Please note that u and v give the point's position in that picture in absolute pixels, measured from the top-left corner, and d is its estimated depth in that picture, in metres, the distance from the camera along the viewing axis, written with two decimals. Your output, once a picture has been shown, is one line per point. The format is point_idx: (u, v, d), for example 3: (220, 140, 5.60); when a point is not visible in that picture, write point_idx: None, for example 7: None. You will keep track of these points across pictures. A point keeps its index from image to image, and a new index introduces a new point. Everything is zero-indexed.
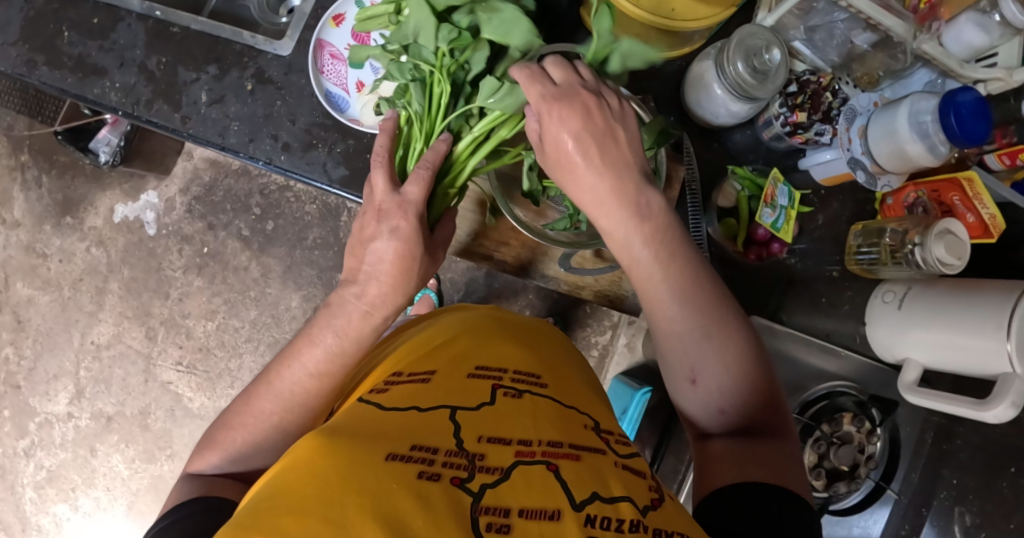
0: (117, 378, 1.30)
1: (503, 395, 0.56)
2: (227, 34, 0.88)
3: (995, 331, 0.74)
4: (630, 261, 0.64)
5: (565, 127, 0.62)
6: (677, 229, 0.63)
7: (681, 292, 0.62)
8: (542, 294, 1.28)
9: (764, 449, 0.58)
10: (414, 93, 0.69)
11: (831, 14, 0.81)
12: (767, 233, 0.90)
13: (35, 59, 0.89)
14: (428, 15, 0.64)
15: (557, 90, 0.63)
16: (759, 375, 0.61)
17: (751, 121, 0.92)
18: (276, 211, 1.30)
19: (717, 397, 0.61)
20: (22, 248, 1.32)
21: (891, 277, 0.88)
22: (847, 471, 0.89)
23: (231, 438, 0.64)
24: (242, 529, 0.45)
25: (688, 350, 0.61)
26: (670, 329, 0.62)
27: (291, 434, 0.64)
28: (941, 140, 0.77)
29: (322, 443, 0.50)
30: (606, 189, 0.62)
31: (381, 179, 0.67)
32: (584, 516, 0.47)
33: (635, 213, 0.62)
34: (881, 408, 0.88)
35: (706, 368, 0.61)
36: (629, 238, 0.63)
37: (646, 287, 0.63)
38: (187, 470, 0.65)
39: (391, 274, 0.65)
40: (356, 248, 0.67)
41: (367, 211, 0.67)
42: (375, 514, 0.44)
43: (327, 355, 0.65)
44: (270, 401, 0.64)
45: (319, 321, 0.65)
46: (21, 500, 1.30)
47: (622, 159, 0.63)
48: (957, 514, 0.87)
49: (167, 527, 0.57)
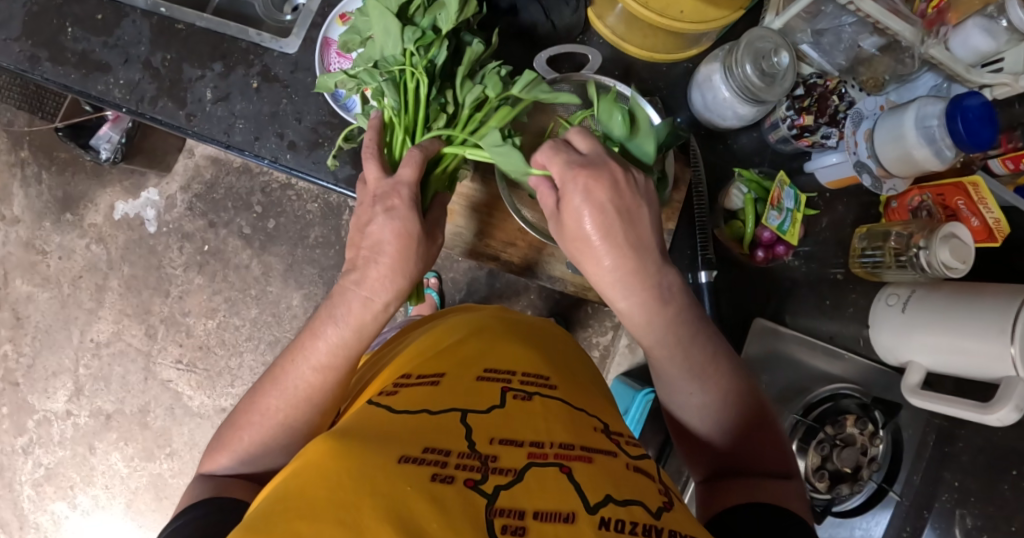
0: (116, 376, 1.29)
1: (513, 398, 0.56)
2: (233, 32, 0.87)
3: (999, 335, 0.74)
4: (646, 338, 0.64)
5: (590, 203, 0.61)
6: (694, 308, 0.64)
7: (698, 366, 0.64)
8: (543, 294, 1.28)
9: (780, 488, 0.60)
10: (387, 92, 0.69)
11: (839, 18, 0.82)
12: (772, 236, 0.89)
13: (38, 54, 0.88)
14: (390, 15, 0.66)
15: (585, 162, 0.62)
16: (769, 425, 0.64)
17: (757, 124, 0.92)
18: (277, 209, 1.30)
19: (729, 454, 0.63)
20: (22, 244, 1.31)
21: (896, 281, 0.88)
22: (850, 473, 0.91)
23: (238, 437, 0.63)
24: (255, 531, 0.45)
25: (700, 411, 0.64)
26: (684, 396, 0.65)
27: (299, 430, 0.64)
28: (947, 144, 0.77)
29: (333, 445, 0.50)
30: (626, 270, 0.62)
31: (373, 168, 0.67)
32: (598, 519, 0.47)
33: (660, 293, 0.63)
34: (884, 411, 0.91)
35: (718, 428, 0.64)
36: (650, 318, 0.63)
37: (662, 361, 0.64)
38: (199, 472, 0.65)
39: (389, 263, 0.64)
40: (355, 238, 0.67)
41: (363, 201, 0.68)
42: (389, 516, 0.45)
43: (329, 346, 0.64)
44: (276, 398, 0.63)
45: (322, 314, 0.65)
46: (18, 497, 1.29)
47: (646, 240, 0.63)
48: (958, 517, 0.84)
49: (181, 527, 0.58)
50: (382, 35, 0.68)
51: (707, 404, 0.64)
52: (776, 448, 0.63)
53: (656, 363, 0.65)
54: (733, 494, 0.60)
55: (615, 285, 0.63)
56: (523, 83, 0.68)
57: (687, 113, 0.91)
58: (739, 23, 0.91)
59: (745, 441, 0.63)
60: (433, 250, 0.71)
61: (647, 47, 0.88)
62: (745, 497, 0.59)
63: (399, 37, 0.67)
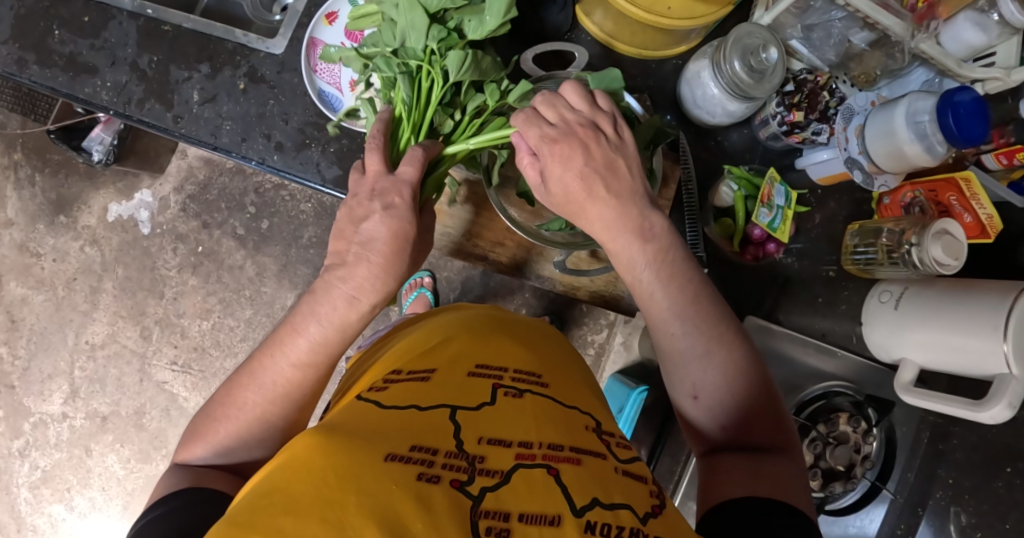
0: (112, 377, 1.29)
1: (503, 395, 0.56)
2: (219, 32, 0.87)
3: (993, 331, 0.74)
4: (631, 279, 0.66)
5: (570, 172, 0.64)
6: (678, 250, 0.65)
7: (681, 309, 0.63)
8: (538, 292, 1.28)
9: (770, 463, 0.59)
10: (402, 85, 0.70)
11: (828, 13, 0.80)
12: (762, 233, 0.90)
13: (26, 57, 0.88)
14: (417, 11, 0.67)
15: (558, 131, 0.65)
16: (760, 388, 0.63)
17: (747, 121, 0.91)
18: (271, 210, 1.30)
19: (726, 420, 0.62)
20: (16, 247, 1.31)
21: (888, 277, 0.88)
22: (843, 471, 0.88)
23: (215, 429, 0.63)
24: (237, 527, 0.44)
25: (689, 368, 0.63)
26: (673, 346, 0.64)
27: (275, 425, 0.64)
28: (938, 140, 0.76)
29: (322, 440, 0.50)
30: (613, 215, 0.64)
31: (376, 159, 0.66)
32: (583, 522, 0.47)
33: (641, 234, 0.64)
34: (877, 408, 0.88)
35: (706, 385, 0.62)
36: (642, 255, 0.64)
37: (648, 305, 0.65)
38: (174, 461, 0.65)
39: (376, 260, 0.63)
40: (343, 230, 0.65)
41: (358, 193, 0.66)
42: (374, 516, 0.45)
43: (311, 345, 0.63)
44: (253, 393, 0.63)
45: (302, 308, 0.64)
46: (16, 500, 1.29)
47: (628, 189, 0.65)
48: (953, 514, 0.85)
49: (154, 521, 0.57)
50: (405, 27, 0.68)
51: (695, 351, 0.63)
52: (771, 417, 0.62)
53: (645, 306, 0.65)
54: (730, 482, 0.58)
55: (603, 230, 0.65)
56: (517, 95, 0.71)
57: (677, 110, 0.91)
58: (730, 18, 0.90)
59: (738, 408, 0.62)
60: (422, 251, 0.71)
61: (636, 44, 0.87)
62: (739, 488, 0.57)
63: (423, 34, 0.68)
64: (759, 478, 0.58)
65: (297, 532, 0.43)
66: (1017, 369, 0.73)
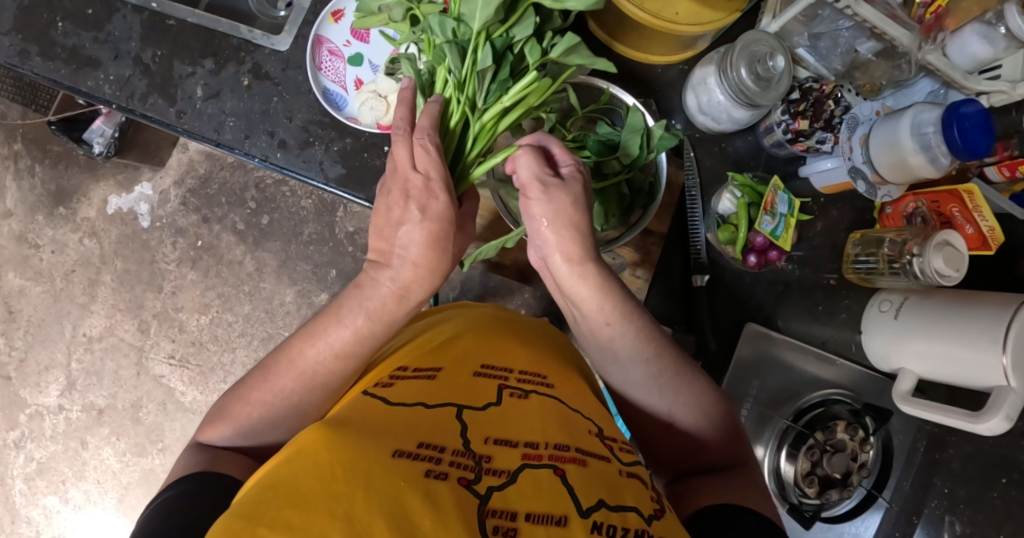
0: (108, 370, 1.29)
1: (509, 395, 0.56)
2: (224, 28, 0.86)
3: (991, 346, 0.74)
4: (593, 307, 0.63)
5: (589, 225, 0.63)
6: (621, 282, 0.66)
7: (644, 333, 0.63)
8: (537, 293, 1.27)
9: (740, 471, 0.61)
10: (450, 55, 0.67)
11: (836, 22, 0.80)
12: (765, 241, 0.89)
13: (28, 49, 0.87)
14: None
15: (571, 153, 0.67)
16: (721, 405, 0.65)
17: (752, 128, 0.92)
18: (271, 205, 1.29)
19: (699, 442, 0.64)
20: (14, 238, 1.30)
21: (888, 287, 0.88)
22: (839, 479, 0.86)
23: (246, 412, 0.63)
24: (243, 520, 0.44)
25: (661, 392, 0.64)
26: (641, 373, 0.64)
27: (309, 414, 0.65)
28: (943, 152, 0.76)
29: (332, 434, 0.50)
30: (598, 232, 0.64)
31: (404, 149, 0.63)
32: (590, 523, 0.46)
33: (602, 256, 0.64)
34: (875, 418, 0.86)
35: (678, 407, 0.63)
36: (605, 279, 0.62)
37: (612, 332, 0.63)
38: (196, 439, 0.65)
39: (422, 263, 0.63)
40: (384, 230, 0.64)
41: (393, 188, 0.64)
42: (383, 511, 0.44)
43: (355, 336, 0.63)
44: (290, 378, 0.63)
45: (349, 300, 0.63)
46: (10, 491, 1.29)
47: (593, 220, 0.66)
48: (948, 522, 0.89)
49: (174, 497, 0.58)
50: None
51: (660, 371, 0.63)
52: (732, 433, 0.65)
53: (609, 336, 0.63)
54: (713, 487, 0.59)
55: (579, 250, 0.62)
56: (561, 49, 0.68)
57: (683, 116, 0.91)
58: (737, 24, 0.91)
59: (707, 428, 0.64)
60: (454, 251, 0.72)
61: (637, 47, 0.87)
62: (724, 491, 0.58)
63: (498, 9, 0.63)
64: (741, 483, 0.59)
65: (305, 526, 0.43)
66: (1015, 381, 0.73)
